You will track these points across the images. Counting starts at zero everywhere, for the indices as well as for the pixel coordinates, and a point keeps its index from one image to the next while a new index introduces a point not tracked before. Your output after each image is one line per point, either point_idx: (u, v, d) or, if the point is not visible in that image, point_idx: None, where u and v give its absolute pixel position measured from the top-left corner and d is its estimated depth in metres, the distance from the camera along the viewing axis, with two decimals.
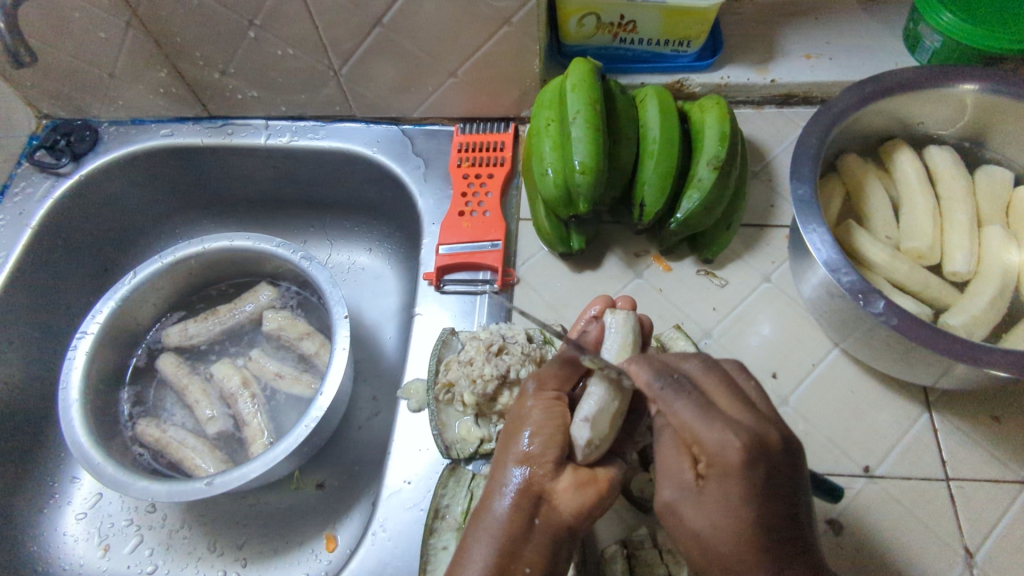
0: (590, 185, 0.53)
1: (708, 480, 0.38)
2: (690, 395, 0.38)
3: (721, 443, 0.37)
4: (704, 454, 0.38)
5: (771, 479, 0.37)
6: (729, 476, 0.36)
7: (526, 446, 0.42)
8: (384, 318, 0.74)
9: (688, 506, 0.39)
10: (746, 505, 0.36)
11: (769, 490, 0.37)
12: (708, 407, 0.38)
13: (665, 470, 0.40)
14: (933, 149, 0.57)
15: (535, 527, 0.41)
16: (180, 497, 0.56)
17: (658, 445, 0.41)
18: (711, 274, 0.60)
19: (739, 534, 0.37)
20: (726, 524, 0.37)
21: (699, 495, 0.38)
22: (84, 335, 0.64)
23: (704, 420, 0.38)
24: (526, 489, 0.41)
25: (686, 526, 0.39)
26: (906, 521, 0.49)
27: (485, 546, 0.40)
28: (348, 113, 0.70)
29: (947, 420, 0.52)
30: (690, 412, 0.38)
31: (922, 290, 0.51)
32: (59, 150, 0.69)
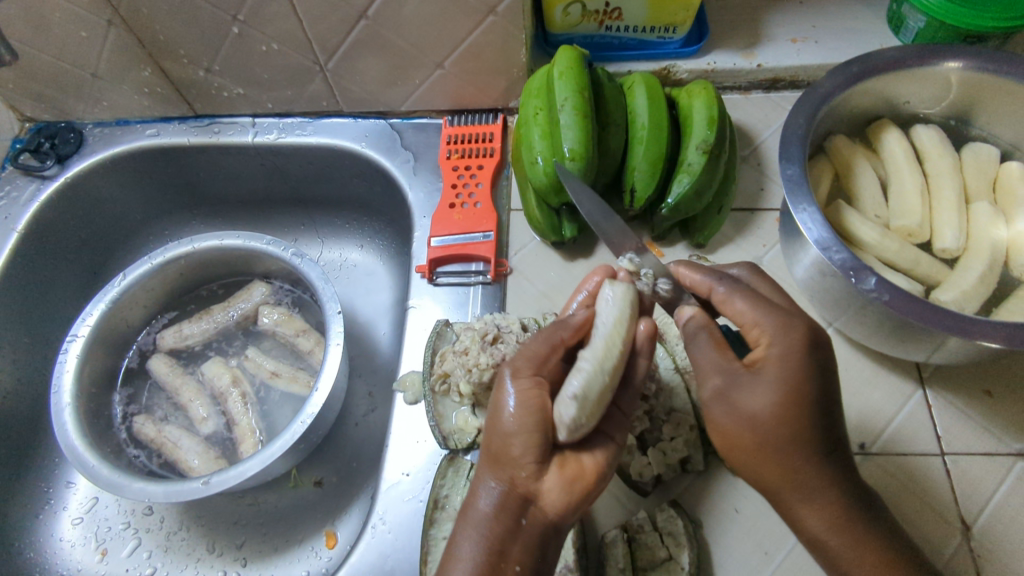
0: (580, 172, 0.53)
1: (764, 359, 0.40)
2: (744, 291, 0.43)
3: (777, 322, 0.41)
4: (760, 339, 0.41)
5: (818, 369, 0.40)
6: (790, 355, 0.40)
7: (506, 446, 0.41)
8: (377, 314, 0.74)
9: (736, 394, 0.40)
10: (808, 381, 0.39)
11: (818, 378, 0.40)
12: (753, 296, 0.43)
13: (711, 363, 0.41)
14: (920, 128, 0.57)
15: (523, 526, 0.41)
16: (176, 497, 0.55)
17: (693, 348, 0.42)
18: (704, 259, 0.60)
19: (786, 415, 0.39)
20: (779, 398, 0.39)
21: (750, 377, 0.40)
22: (74, 339, 0.63)
23: (755, 308, 0.42)
24: (508, 490, 0.41)
25: (737, 407, 0.40)
26: (903, 496, 0.49)
27: (473, 547, 0.40)
28: (335, 108, 0.70)
29: (941, 396, 0.53)
30: (745, 303, 0.43)
31: (913, 268, 0.52)
32: (43, 153, 0.68)
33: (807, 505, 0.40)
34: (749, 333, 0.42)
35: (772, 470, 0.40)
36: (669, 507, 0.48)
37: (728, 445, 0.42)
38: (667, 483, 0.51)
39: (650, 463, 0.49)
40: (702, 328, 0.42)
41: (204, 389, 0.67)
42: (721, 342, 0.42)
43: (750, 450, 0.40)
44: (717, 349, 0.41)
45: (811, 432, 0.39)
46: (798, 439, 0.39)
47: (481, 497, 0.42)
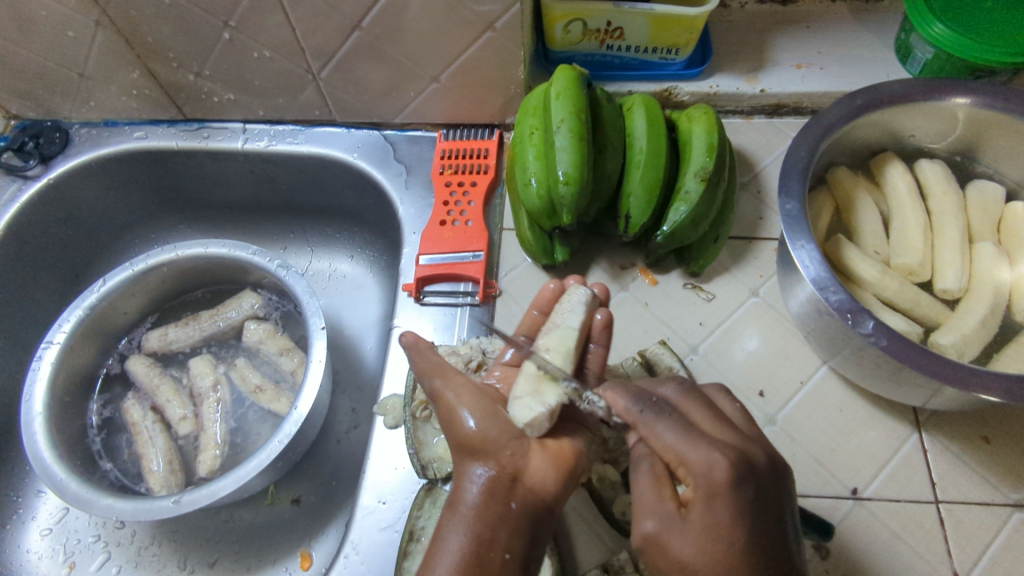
0: (574, 197, 0.51)
1: (693, 503, 0.36)
2: (667, 418, 0.39)
3: (702, 462, 0.36)
4: (688, 478, 0.37)
5: (752, 503, 0.35)
6: (717, 501, 0.35)
7: (481, 430, 0.40)
8: (365, 327, 0.72)
9: (672, 535, 0.36)
10: (737, 526, 0.35)
11: (749, 521, 0.35)
12: (682, 429, 0.38)
13: (648, 504, 0.37)
14: (924, 163, 0.56)
15: (513, 511, 0.38)
16: (145, 516, 0.53)
17: (638, 474, 0.39)
18: (698, 287, 0.59)
19: (721, 565, 0.34)
20: (706, 549, 0.34)
21: (681, 523, 0.36)
22: (50, 345, 0.61)
23: (683, 442, 0.37)
24: (496, 473, 0.39)
25: (669, 554, 0.36)
26: (895, 545, 0.48)
27: (460, 535, 0.37)
28: (328, 117, 0.68)
29: (937, 440, 0.51)
30: (671, 436, 0.38)
31: (912, 309, 0.50)
32: (26, 152, 0.66)
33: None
34: (679, 472, 0.37)
35: None
36: None
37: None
38: None
39: (634, 502, 0.48)
40: (647, 455, 0.40)
41: (181, 388, 0.66)
42: (660, 476, 0.38)
43: None
44: (653, 487, 0.38)
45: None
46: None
47: (459, 485, 0.39)
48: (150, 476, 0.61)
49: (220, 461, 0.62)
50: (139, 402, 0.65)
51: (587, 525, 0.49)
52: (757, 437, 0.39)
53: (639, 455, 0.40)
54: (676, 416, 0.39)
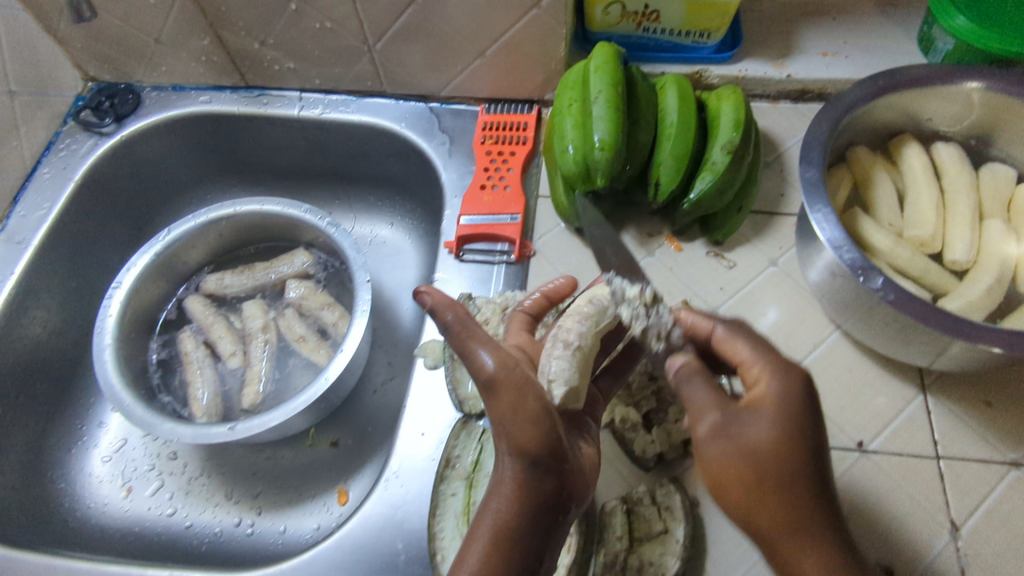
0: (609, 161, 0.56)
1: (761, 397, 0.40)
2: (745, 335, 0.45)
3: (771, 360, 0.42)
4: (756, 377, 0.42)
5: (812, 405, 0.40)
6: (789, 389, 0.40)
7: (534, 435, 0.41)
8: (401, 289, 0.78)
9: (737, 424, 0.39)
10: (803, 417, 0.39)
11: (809, 416, 0.39)
12: (753, 340, 0.44)
13: (711, 400, 0.41)
14: (940, 146, 0.59)
15: (554, 519, 0.41)
16: (204, 440, 0.59)
17: (691, 389, 0.42)
18: (721, 256, 0.62)
19: (785, 445, 0.38)
20: (777, 429, 0.38)
21: (747, 414, 0.40)
22: (119, 286, 0.67)
23: (754, 348, 0.43)
24: (545, 483, 0.41)
25: (739, 438, 0.39)
26: (897, 494, 0.51)
27: (497, 520, 0.40)
28: (379, 88, 0.73)
29: (941, 402, 0.54)
30: (746, 345, 0.44)
31: (922, 277, 0.53)
32: (103, 111, 0.73)
33: (802, 553, 0.37)
34: (748, 373, 0.42)
35: (769, 508, 0.38)
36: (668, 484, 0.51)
37: (721, 481, 0.39)
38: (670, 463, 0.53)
39: (653, 441, 0.52)
40: (696, 372, 0.43)
41: (233, 328, 0.72)
42: (716, 385, 0.42)
43: (751, 484, 0.38)
44: (712, 390, 0.42)
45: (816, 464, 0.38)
46: (793, 471, 0.38)
47: (505, 474, 0.41)
48: (194, 403, 0.66)
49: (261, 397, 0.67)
50: (193, 335, 0.71)
51: (610, 463, 0.53)
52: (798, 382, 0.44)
53: (682, 372, 0.43)
54: (753, 338, 0.45)
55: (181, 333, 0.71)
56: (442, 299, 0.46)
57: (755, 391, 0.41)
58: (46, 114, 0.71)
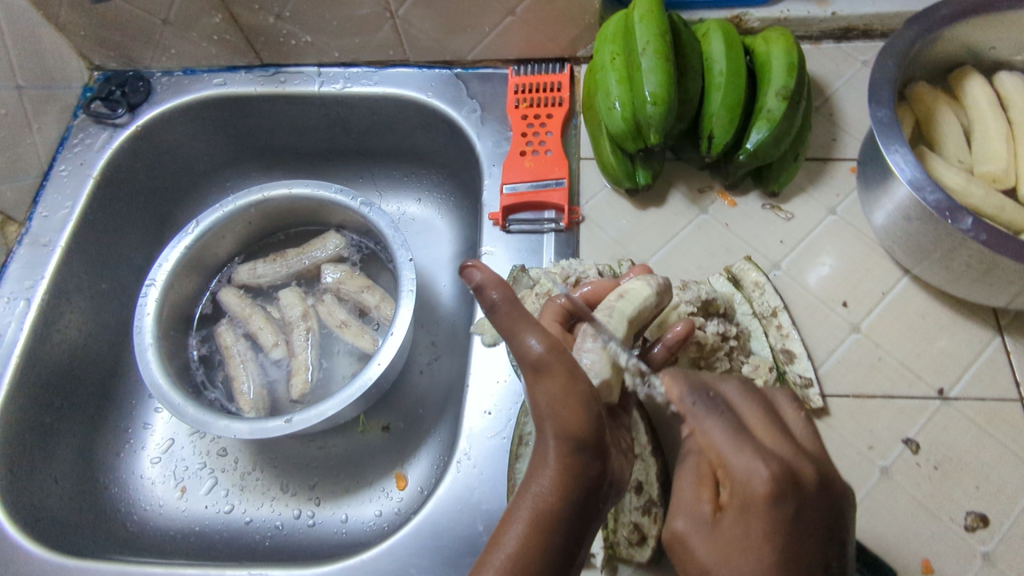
0: (662, 116, 0.53)
1: (733, 504, 0.35)
2: (723, 419, 0.38)
3: (747, 467, 0.35)
4: (728, 479, 0.36)
5: (783, 524, 0.34)
6: (754, 511, 0.34)
7: (583, 420, 0.35)
8: (437, 266, 0.76)
9: (703, 535, 0.36)
10: (770, 541, 0.34)
11: (788, 535, 0.34)
12: (736, 434, 0.37)
13: (688, 502, 0.37)
14: (1004, 76, 0.57)
15: (593, 510, 0.36)
16: (262, 434, 0.57)
17: (681, 475, 0.39)
18: (777, 207, 0.60)
19: (763, 573, 0.34)
20: (743, 559, 0.34)
21: (714, 526, 0.36)
22: (152, 283, 0.64)
23: (737, 447, 0.36)
24: (592, 469, 0.36)
25: (695, 555, 0.36)
26: (984, 439, 0.50)
27: (530, 513, 0.34)
28: (401, 57, 0.70)
29: (1019, 342, 0.53)
30: (722, 435, 0.37)
31: (998, 214, 0.51)
32: (114, 101, 0.69)
33: None
34: (720, 476, 0.37)
35: None
36: None
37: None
38: None
39: None
40: (694, 453, 0.39)
41: (272, 318, 0.70)
42: (703, 476, 0.38)
43: None
44: (693, 487, 0.37)
45: None
46: None
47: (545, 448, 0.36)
48: (240, 398, 0.65)
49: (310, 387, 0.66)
50: (232, 328, 0.69)
51: None
52: (815, 458, 0.38)
53: (693, 445, 0.39)
54: (730, 418, 0.38)
55: (218, 327, 0.69)
56: (492, 276, 0.37)
57: (728, 497, 0.36)
58: (56, 109, 0.68)
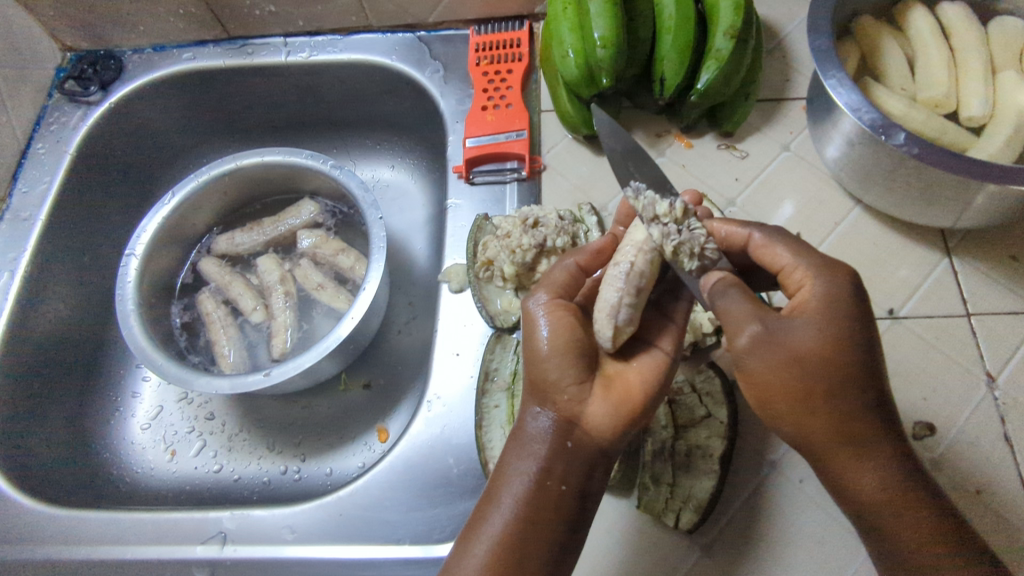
0: (611, 59, 0.54)
1: (808, 301, 0.40)
2: (785, 239, 0.43)
3: (817, 264, 0.41)
4: (801, 281, 0.41)
5: (860, 304, 0.39)
6: (835, 290, 0.39)
7: (546, 374, 0.44)
8: (411, 229, 0.78)
9: (786, 330, 0.39)
10: (852, 315, 0.39)
11: (860, 316, 0.39)
12: (791, 243, 0.43)
13: (749, 308, 0.40)
14: (946, 5, 0.58)
15: (566, 449, 0.43)
16: (243, 388, 0.60)
17: (727, 300, 0.40)
18: (732, 147, 0.62)
19: (835, 351, 0.38)
20: (823, 334, 0.38)
21: (793, 318, 0.39)
22: (131, 255, 0.65)
23: (795, 252, 0.42)
24: (556, 417, 0.43)
25: (787, 346, 0.38)
26: (930, 353, 0.52)
27: (522, 464, 0.43)
28: (364, 23, 0.71)
29: (967, 263, 0.54)
30: (787, 252, 0.42)
31: (940, 137, 0.53)
32: (87, 79, 0.71)
33: (864, 464, 0.39)
34: (791, 279, 0.42)
35: (818, 417, 0.39)
36: (706, 369, 0.51)
37: (765, 393, 0.40)
38: (706, 352, 0.54)
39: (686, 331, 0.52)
40: (731, 284, 0.41)
41: (251, 285, 0.72)
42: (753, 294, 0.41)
43: (796, 397, 0.39)
44: (751, 299, 0.40)
45: (864, 368, 0.39)
46: (845, 374, 0.38)
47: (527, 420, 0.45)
48: (222, 360, 0.67)
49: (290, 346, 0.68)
50: (213, 295, 0.71)
51: None
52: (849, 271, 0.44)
53: (720, 284, 0.42)
54: (791, 240, 0.43)
55: (199, 294, 0.71)
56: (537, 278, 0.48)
57: (799, 298, 0.41)
58: (31, 88, 0.70)
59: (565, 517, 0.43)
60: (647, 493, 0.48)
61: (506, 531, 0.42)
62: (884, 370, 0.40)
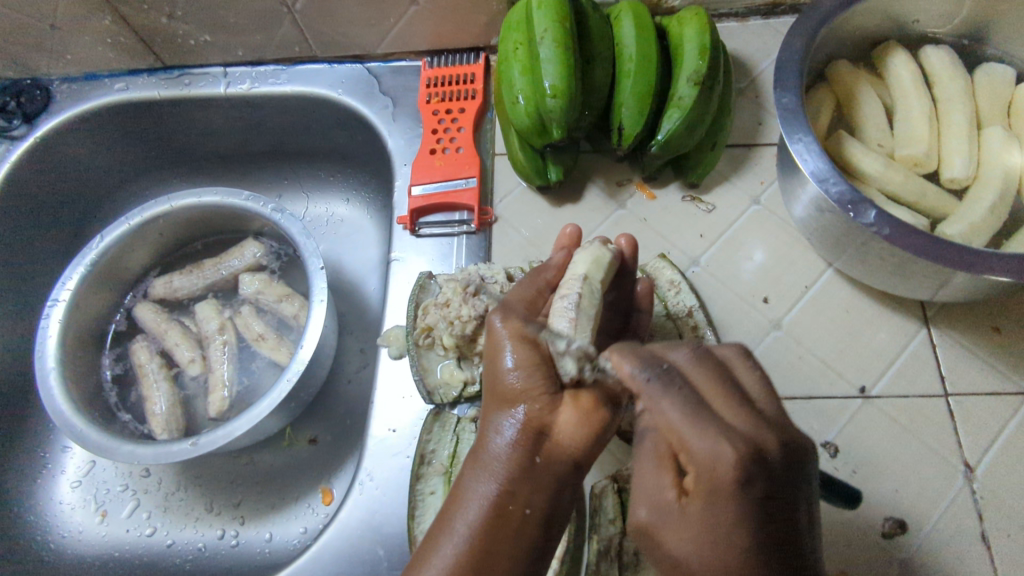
0: (563, 109, 0.50)
1: (694, 493, 0.30)
2: (686, 381, 0.32)
3: (710, 453, 0.29)
4: (691, 465, 0.30)
5: (753, 512, 0.29)
6: (720, 499, 0.29)
7: (512, 381, 0.38)
8: (366, 271, 0.72)
9: (667, 527, 0.31)
10: (745, 527, 0.29)
11: (750, 529, 0.29)
12: (691, 407, 0.31)
13: (652, 491, 0.32)
14: (930, 50, 0.53)
15: (535, 465, 0.37)
16: (167, 459, 0.55)
17: (641, 463, 0.33)
18: (697, 199, 0.57)
19: (720, 573, 0.29)
20: (702, 554, 0.30)
21: (680, 516, 0.31)
22: (55, 304, 0.62)
23: (691, 423, 0.30)
24: (522, 425, 0.37)
25: (665, 548, 0.31)
26: (904, 439, 0.47)
27: (481, 485, 0.37)
28: (309, 53, 0.67)
29: (946, 335, 0.50)
30: (678, 412, 0.31)
31: (918, 200, 0.48)
32: (8, 111, 0.65)
33: None
34: (681, 454, 0.31)
35: None
36: None
37: None
38: None
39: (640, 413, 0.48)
40: (648, 429, 0.34)
41: (189, 333, 0.67)
42: (665, 459, 0.32)
43: None
44: (656, 470, 0.32)
45: None
46: None
47: (490, 434, 0.38)
48: (152, 418, 0.62)
49: (228, 402, 0.63)
50: (148, 343, 0.66)
51: None
52: (781, 426, 0.31)
53: (641, 422, 0.35)
54: (687, 391, 0.32)
55: (135, 341, 0.66)
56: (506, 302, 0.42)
57: (688, 480, 0.31)
58: None
59: (530, 546, 0.37)
60: None
61: (458, 567, 0.35)
62: (806, 571, 0.30)
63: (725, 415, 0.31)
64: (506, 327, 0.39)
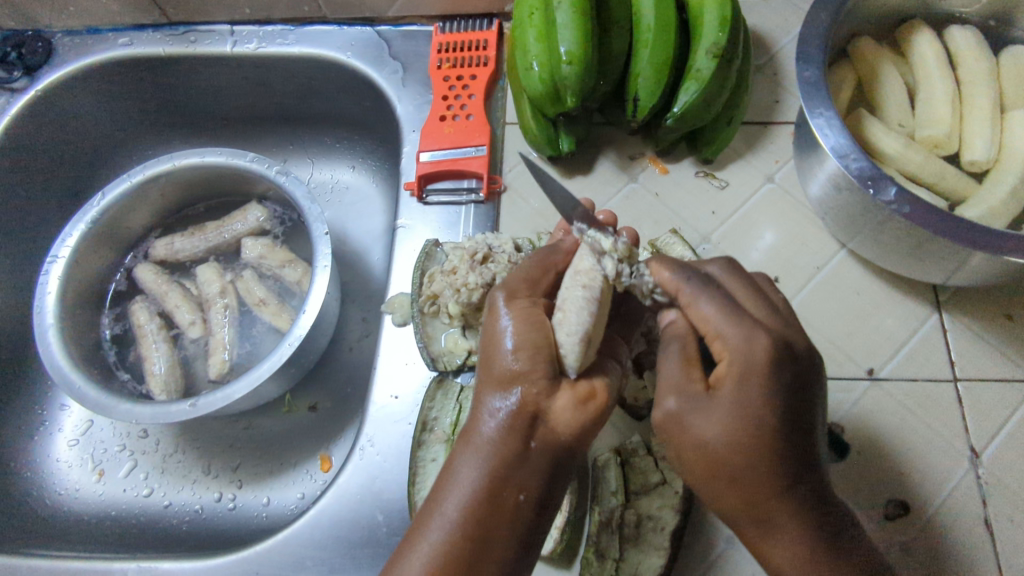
0: (578, 77, 0.49)
1: (725, 376, 0.35)
2: (712, 291, 0.37)
3: (742, 335, 0.35)
4: (723, 351, 0.35)
5: (779, 387, 0.34)
6: (750, 372, 0.34)
7: (510, 362, 0.37)
8: (371, 240, 0.71)
9: (694, 417, 0.35)
10: (768, 404, 0.34)
11: (774, 405, 0.34)
12: (726, 304, 0.36)
13: (675, 381, 0.36)
14: (955, 30, 0.52)
15: (529, 449, 0.36)
16: (164, 419, 0.54)
17: (664, 359, 0.38)
18: (711, 175, 0.56)
19: (742, 445, 0.34)
20: (727, 428, 0.34)
21: (708, 400, 0.35)
22: (55, 260, 0.61)
23: (724, 313, 0.36)
24: (518, 407, 0.36)
25: (692, 433, 0.35)
26: (911, 423, 0.47)
27: (472, 471, 0.36)
28: (318, 14, 0.65)
29: (957, 320, 0.50)
30: (712, 308, 0.36)
31: (937, 182, 0.47)
32: (10, 63, 0.64)
33: (774, 547, 0.35)
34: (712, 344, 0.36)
35: (726, 493, 0.35)
36: None
37: (685, 466, 0.37)
38: None
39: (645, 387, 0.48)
40: (676, 337, 0.38)
41: (190, 295, 0.67)
42: (690, 356, 0.37)
43: (705, 476, 0.36)
44: (682, 364, 0.37)
45: (782, 458, 0.34)
46: (754, 467, 0.34)
47: (479, 419, 0.37)
48: (151, 378, 0.62)
49: (228, 366, 0.62)
50: (149, 304, 0.66)
51: None
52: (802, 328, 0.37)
53: (671, 333, 0.39)
54: (724, 291, 0.37)
55: (134, 301, 0.66)
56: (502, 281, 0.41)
57: (719, 369, 0.36)
58: None
59: (521, 532, 0.36)
60: (589, 568, 0.44)
61: (451, 550, 0.35)
62: (813, 445, 0.35)
63: (754, 312, 0.36)
64: (511, 312, 0.38)
